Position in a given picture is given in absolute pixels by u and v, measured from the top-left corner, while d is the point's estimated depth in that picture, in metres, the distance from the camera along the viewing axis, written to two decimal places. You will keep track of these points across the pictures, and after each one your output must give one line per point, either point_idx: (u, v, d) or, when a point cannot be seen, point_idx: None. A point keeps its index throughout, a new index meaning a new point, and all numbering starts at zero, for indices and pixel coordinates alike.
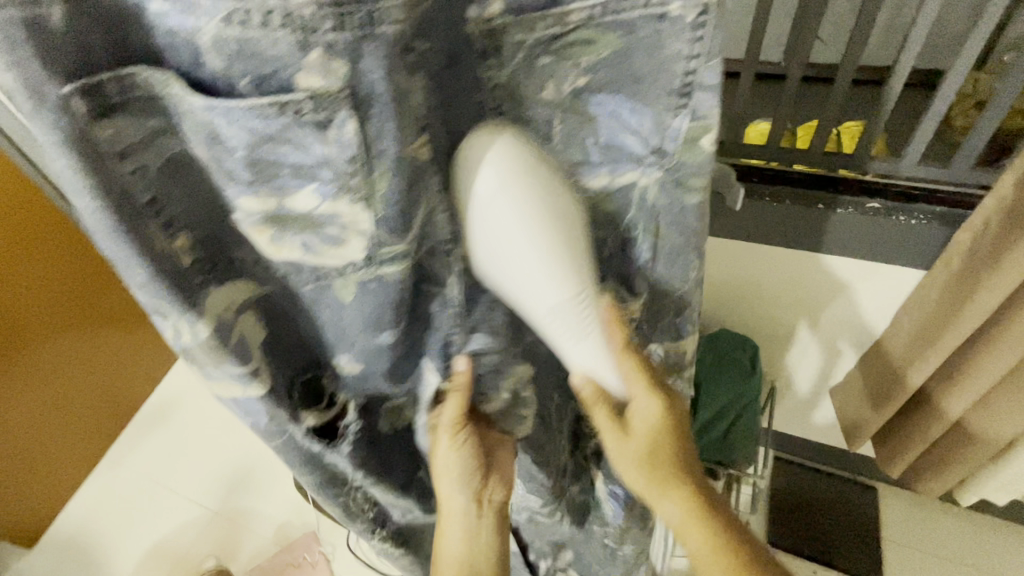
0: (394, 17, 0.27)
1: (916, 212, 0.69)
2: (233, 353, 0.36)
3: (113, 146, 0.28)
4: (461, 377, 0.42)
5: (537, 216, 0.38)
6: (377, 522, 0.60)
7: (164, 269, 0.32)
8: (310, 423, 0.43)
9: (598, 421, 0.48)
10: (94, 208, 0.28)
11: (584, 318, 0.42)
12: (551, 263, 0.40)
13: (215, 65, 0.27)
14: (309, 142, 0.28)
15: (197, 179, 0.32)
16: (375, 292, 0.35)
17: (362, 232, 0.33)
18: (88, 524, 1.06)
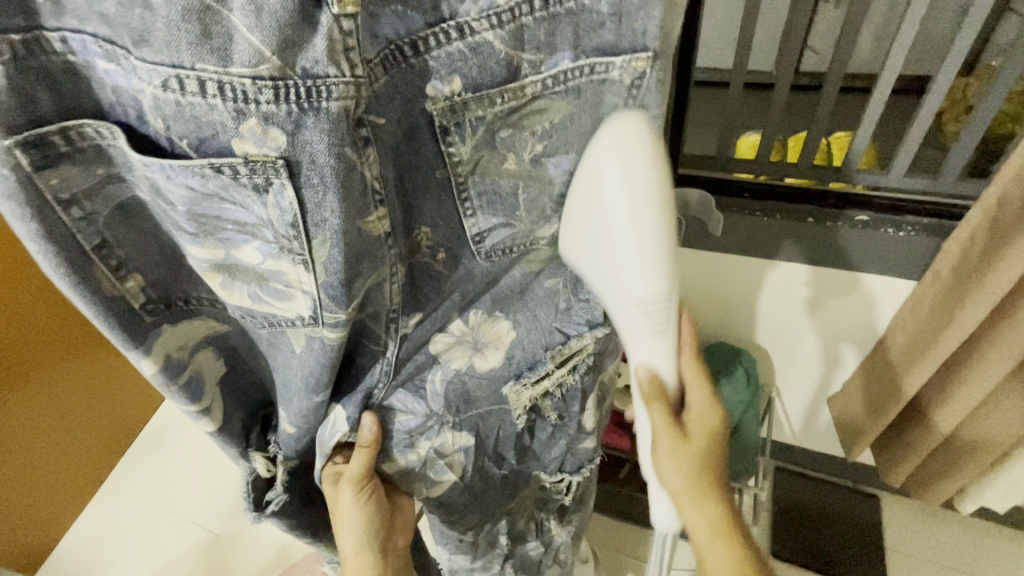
0: (339, 93, 0.29)
1: (905, 224, 0.79)
2: (182, 391, 0.42)
3: (62, 192, 0.30)
4: (371, 432, 0.50)
5: (652, 211, 0.43)
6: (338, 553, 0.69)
7: (115, 311, 0.35)
8: (256, 467, 0.52)
9: (656, 415, 0.51)
10: (41, 253, 0.31)
11: (664, 317, 0.47)
12: (646, 264, 0.44)
13: (157, 125, 0.29)
14: (249, 202, 0.32)
15: (153, 225, 0.36)
16: (319, 352, 0.40)
17: (305, 290, 0.36)
18: (90, 541, 1.17)
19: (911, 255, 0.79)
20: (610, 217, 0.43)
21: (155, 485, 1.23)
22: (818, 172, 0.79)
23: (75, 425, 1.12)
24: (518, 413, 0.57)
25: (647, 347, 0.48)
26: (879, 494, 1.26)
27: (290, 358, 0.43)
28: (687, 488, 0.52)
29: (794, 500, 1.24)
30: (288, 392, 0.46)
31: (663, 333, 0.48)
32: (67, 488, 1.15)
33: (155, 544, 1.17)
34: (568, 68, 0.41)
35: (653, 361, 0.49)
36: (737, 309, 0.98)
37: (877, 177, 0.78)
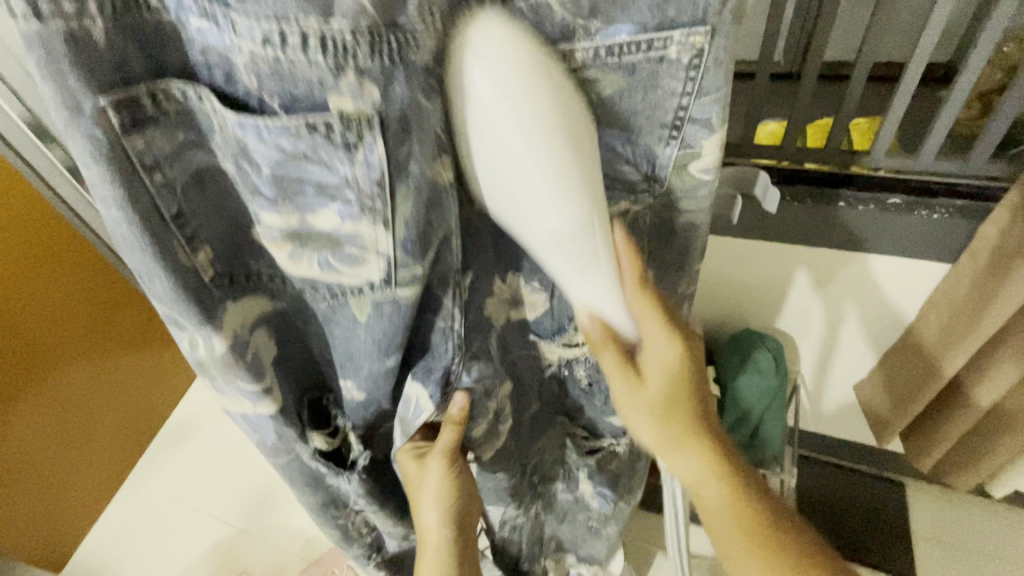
0: (423, 45, 0.30)
1: (938, 207, 0.75)
2: (246, 369, 0.42)
3: (143, 157, 0.30)
4: (460, 407, 0.50)
5: (542, 120, 0.35)
6: (373, 548, 0.73)
7: (188, 281, 0.35)
8: (316, 445, 0.53)
9: (606, 366, 0.47)
10: (124, 220, 0.31)
11: (592, 249, 0.39)
12: (554, 186, 0.36)
13: (248, 83, 0.29)
14: (336, 162, 0.31)
15: (227, 195, 0.35)
16: (389, 315, 0.39)
17: (380, 254, 0.36)
18: (120, 537, 1.19)
19: (944, 237, 0.77)
20: (495, 136, 0.35)
21: (179, 483, 1.24)
22: (846, 158, 0.76)
23: (97, 418, 1.17)
24: (550, 363, 0.60)
25: (581, 288, 0.41)
26: (907, 481, 1.24)
27: (353, 329, 0.42)
28: (659, 429, 0.50)
29: (822, 488, 1.23)
30: (353, 357, 0.45)
31: (594, 270, 0.40)
32: (92, 481, 1.18)
33: (181, 542, 1.17)
34: (625, 43, 0.39)
35: (595, 302, 0.43)
36: (760, 294, 0.98)
37: (905, 160, 0.74)
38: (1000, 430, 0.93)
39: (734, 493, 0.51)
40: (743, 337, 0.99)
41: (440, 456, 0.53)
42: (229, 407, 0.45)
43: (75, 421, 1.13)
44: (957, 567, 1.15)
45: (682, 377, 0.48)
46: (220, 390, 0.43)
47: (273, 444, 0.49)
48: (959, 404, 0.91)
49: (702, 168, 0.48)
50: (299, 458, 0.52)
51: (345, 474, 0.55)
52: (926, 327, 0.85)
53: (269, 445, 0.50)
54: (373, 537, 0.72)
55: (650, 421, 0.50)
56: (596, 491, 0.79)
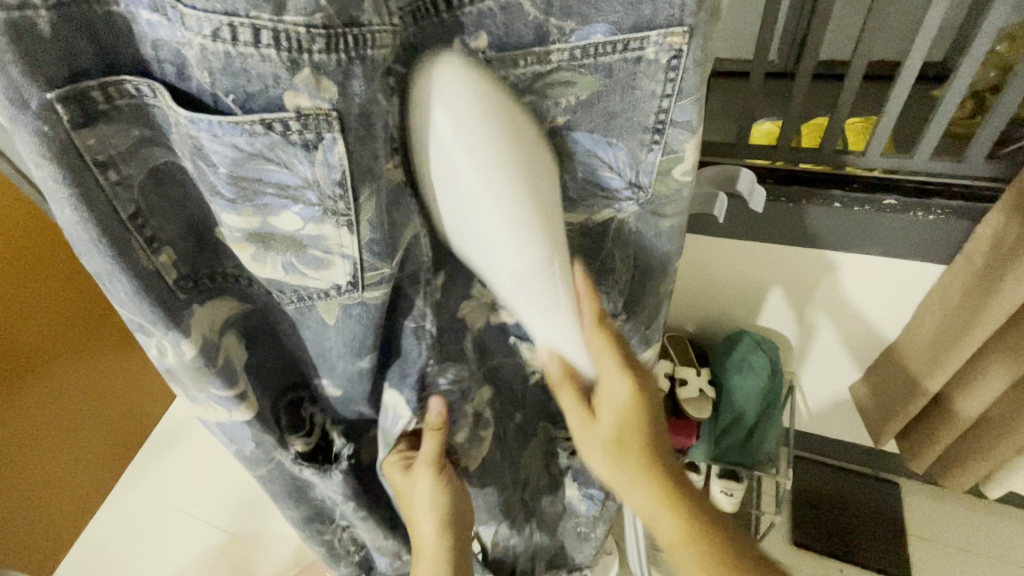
0: (381, 41, 0.30)
1: (935, 207, 0.74)
2: (218, 375, 0.40)
3: (96, 155, 0.29)
4: (437, 415, 0.48)
5: (500, 174, 0.37)
6: (363, 566, 0.71)
7: (149, 285, 0.34)
8: (297, 448, 0.51)
9: (565, 402, 0.49)
10: (78, 220, 0.30)
11: (551, 290, 0.43)
12: (514, 224, 0.38)
13: (202, 79, 0.28)
14: (295, 162, 0.31)
15: (188, 189, 0.34)
16: (358, 316, 0.39)
17: (346, 255, 0.35)
18: (107, 545, 1.17)
19: (937, 238, 0.76)
20: (455, 178, 0.37)
21: (170, 489, 1.22)
22: (836, 157, 0.75)
23: (85, 424, 1.16)
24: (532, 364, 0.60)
25: (539, 314, 0.44)
26: (901, 481, 1.24)
27: (323, 331, 0.41)
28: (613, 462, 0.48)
29: (816, 488, 1.22)
30: (327, 355, 0.44)
31: (551, 300, 0.43)
32: (81, 485, 1.16)
33: (171, 549, 1.15)
34: (601, 43, 0.38)
35: (554, 341, 0.47)
36: (754, 296, 0.97)
37: (900, 159, 0.74)
38: (994, 431, 0.92)
39: (698, 541, 0.45)
40: (733, 338, 0.99)
41: (424, 463, 0.49)
42: (204, 416, 0.44)
43: (60, 423, 1.11)
44: (954, 568, 1.14)
45: (637, 408, 0.48)
46: (192, 396, 0.42)
47: (251, 454, 0.48)
48: (954, 406, 0.90)
49: (683, 172, 0.47)
50: (281, 466, 0.51)
51: (325, 473, 0.52)
52: (922, 332, 0.85)
53: (248, 455, 0.49)
54: (362, 556, 0.71)
55: (603, 452, 0.49)
56: (583, 492, 0.77)
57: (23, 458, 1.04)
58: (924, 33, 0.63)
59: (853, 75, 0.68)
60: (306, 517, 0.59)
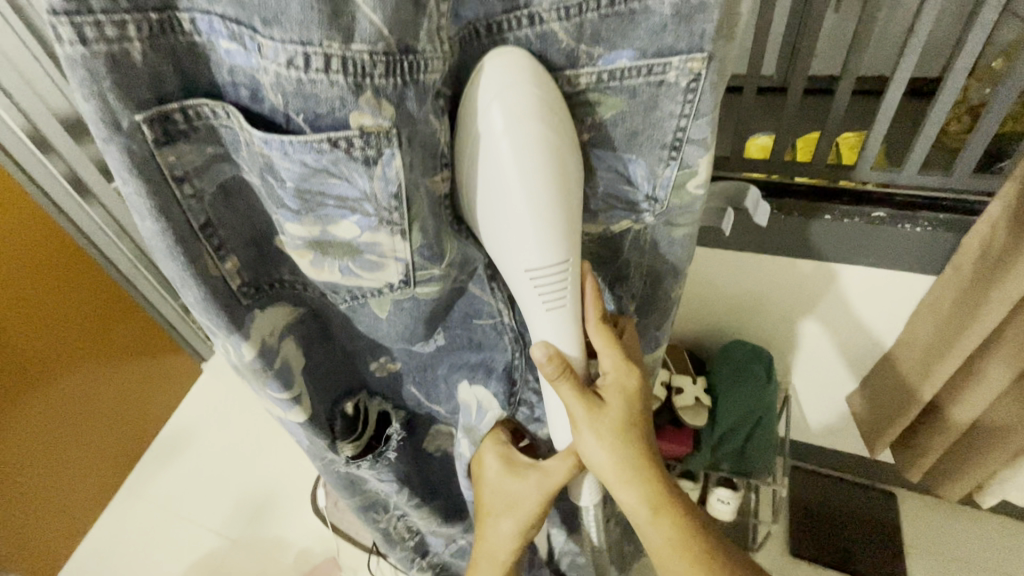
0: (433, 68, 0.33)
1: (920, 219, 0.78)
2: (275, 377, 0.43)
3: (174, 169, 0.32)
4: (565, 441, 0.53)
5: (537, 172, 0.39)
6: (417, 551, 0.75)
7: (217, 289, 0.37)
8: (348, 452, 0.54)
9: (564, 395, 0.48)
10: (157, 230, 0.33)
11: (561, 287, 0.44)
12: (538, 217, 0.40)
13: (275, 101, 0.31)
14: (355, 176, 0.33)
15: (253, 204, 0.37)
16: (409, 309, 0.43)
17: (398, 258, 0.38)
18: (111, 548, 1.18)
19: (926, 246, 0.79)
20: (497, 171, 0.39)
21: (178, 490, 1.24)
22: (829, 171, 0.79)
23: (94, 429, 1.18)
24: None
25: (545, 321, 0.45)
26: (895, 489, 1.26)
27: (375, 324, 0.44)
28: (616, 459, 0.49)
29: (810, 497, 1.25)
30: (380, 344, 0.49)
31: (559, 304, 0.44)
32: (86, 489, 1.18)
33: (176, 553, 1.16)
34: (626, 67, 0.42)
35: (557, 336, 0.46)
36: (758, 307, 1.00)
37: (891, 174, 0.77)
38: (989, 440, 0.94)
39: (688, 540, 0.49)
40: (731, 346, 1.04)
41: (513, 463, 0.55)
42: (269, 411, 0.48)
43: (77, 427, 1.14)
44: None
45: (639, 401, 0.50)
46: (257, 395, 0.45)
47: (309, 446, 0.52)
48: (945, 416, 0.94)
49: (696, 185, 0.50)
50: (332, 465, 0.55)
51: (379, 458, 0.55)
52: (915, 343, 0.88)
53: (306, 447, 0.52)
54: (416, 540, 0.74)
55: (609, 447, 0.49)
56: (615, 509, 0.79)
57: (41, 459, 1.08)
58: (909, 54, 0.67)
59: (843, 89, 0.72)
60: (360, 506, 0.63)
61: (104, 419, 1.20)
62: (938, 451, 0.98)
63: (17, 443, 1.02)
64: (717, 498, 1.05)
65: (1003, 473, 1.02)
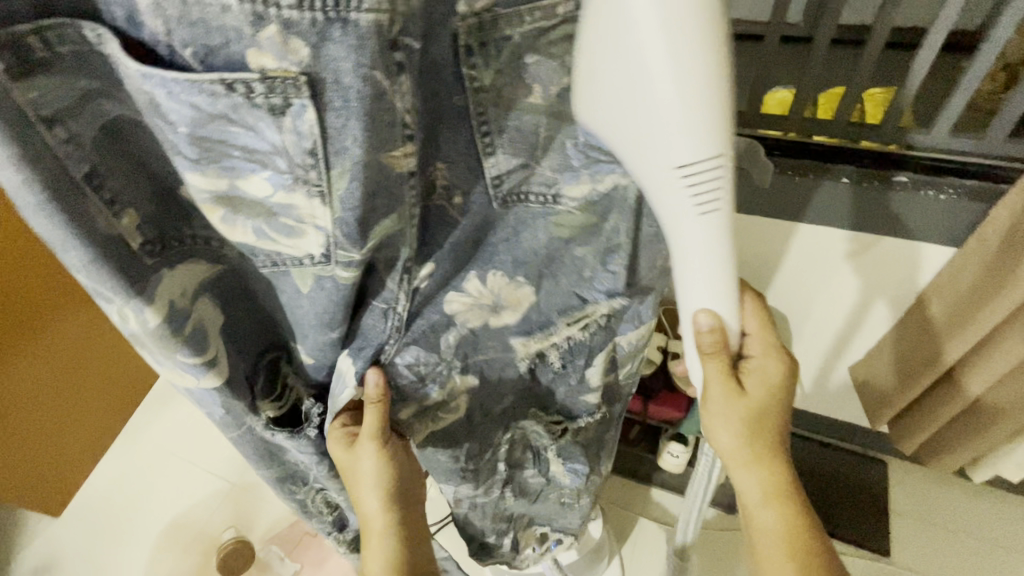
0: (371, 5, 0.27)
1: (945, 186, 0.71)
2: (185, 344, 0.38)
3: (39, 110, 0.27)
4: (375, 387, 0.46)
5: (697, 56, 0.34)
6: (336, 525, 0.67)
7: (111, 252, 0.32)
8: (266, 415, 0.49)
9: (713, 373, 0.53)
10: (20, 182, 0.28)
11: (715, 186, 0.40)
12: (695, 108, 0.36)
13: (156, 28, 0.27)
14: (261, 126, 0.30)
15: (149, 150, 0.33)
16: (330, 291, 0.39)
17: (318, 227, 0.35)
18: (111, 489, 1.23)
19: (948, 220, 0.74)
20: (643, 62, 0.35)
21: (176, 435, 1.29)
22: (851, 130, 0.73)
23: (93, 383, 1.16)
24: (523, 357, 0.59)
25: (695, 228, 0.42)
26: (886, 459, 1.25)
27: (296, 298, 0.41)
28: (740, 438, 0.57)
29: (800, 464, 1.23)
30: (301, 328, 0.44)
31: (716, 203, 0.41)
32: (85, 437, 1.20)
33: (173, 491, 1.22)
34: None
35: (697, 248, 0.44)
36: (760, 273, 0.94)
37: (914, 134, 0.71)
38: (992, 418, 0.91)
39: (797, 510, 0.57)
40: None
41: (365, 438, 0.49)
42: (170, 381, 0.41)
43: (76, 385, 1.12)
44: (932, 546, 1.16)
45: (774, 393, 0.57)
46: (155, 361, 0.39)
47: (220, 417, 0.45)
48: (948, 391, 0.91)
49: None
50: (251, 431, 0.49)
51: (297, 435, 0.51)
52: (930, 316, 0.84)
53: (218, 419, 0.46)
54: (337, 514, 0.66)
55: (736, 432, 0.57)
56: (568, 466, 0.73)
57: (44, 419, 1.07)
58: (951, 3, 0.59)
59: (873, 42, 0.64)
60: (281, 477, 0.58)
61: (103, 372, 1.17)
62: (937, 424, 0.97)
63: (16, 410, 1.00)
64: (669, 453, 1.02)
65: (1002, 452, 1.00)
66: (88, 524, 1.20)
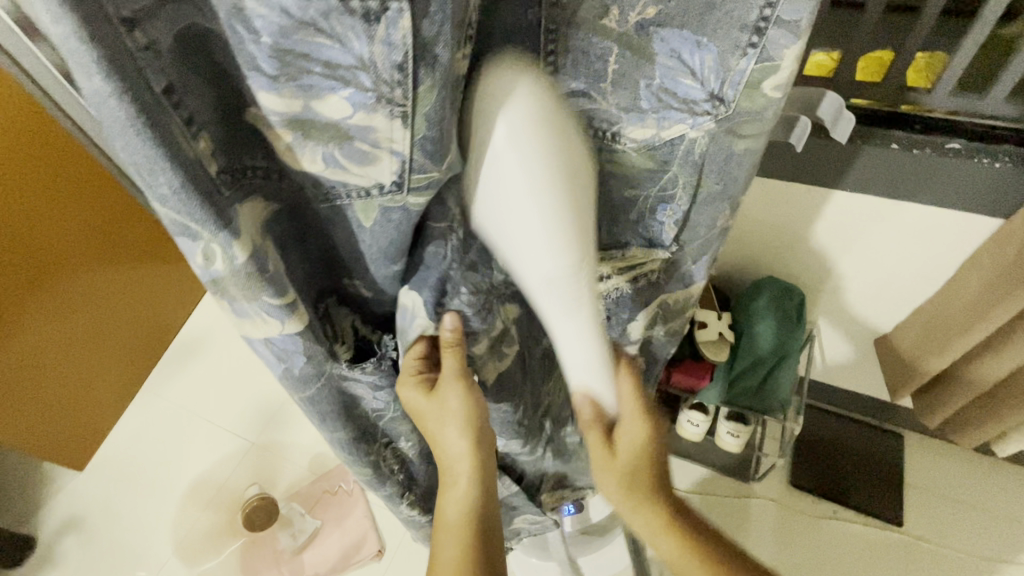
0: None
1: (1000, 154, 0.67)
2: (270, 284, 0.34)
3: (119, 9, 0.24)
4: (451, 331, 0.45)
5: (548, 180, 0.36)
6: (405, 485, 0.62)
7: (195, 179, 0.28)
8: (343, 356, 0.45)
9: (590, 439, 0.52)
10: (110, 95, 0.24)
11: (576, 292, 0.42)
12: (551, 229, 0.37)
13: None
14: (351, 37, 0.26)
15: (225, 66, 0.29)
16: (397, 223, 0.35)
17: (394, 151, 0.31)
18: (134, 446, 1.25)
19: (1001, 191, 0.69)
20: (501, 183, 0.36)
21: (195, 393, 1.30)
22: (900, 94, 0.69)
23: (114, 334, 1.17)
24: None
25: (568, 320, 0.43)
26: (904, 433, 1.23)
27: (355, 234, 0.37)
28: (626, 496, 0.52)
29: (821, 436, 1.21)
30: (359, 255, 0.40)
31: (578, 303, 0.42)
32: (109, 390, 1.20)
33: (194, 451, 1.23)
34: None
35: (572, 345, 0.46)
36: (795, 240, 0.91)
37: (968, 100, 0.67)
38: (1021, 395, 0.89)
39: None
40: (760, 283, 0.96)
41: (448, 376, 0.45)
42: (247, 333, 0.37)
43: (96, 335, 1.12)
44: (949, 521, 1.14)
45: (653, 452, 0.52)
46: (235, 309, 0.35)
47: (302, 371, 0.41)
48: (972, 365, 0.88)
49: (774, 87, 0.40)
50: (330, 385, 0.44)
51: (383, 360, 0.47)
52: (962, 291, 0.81)
53: (296, 373, 0.41)
54: (405, 472, 0.62)
55: (616, 492, 0.52)
56: None
57: (69, 366, 1.08)
58: None
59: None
60: (355, 437, 0.52)
61: (119, 325, 1.18)
62: (958, 401, 0.94)
63: (45, 352, 1.01)
64: (689, 421, 1.04)
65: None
66: (114, 480, 1.21)
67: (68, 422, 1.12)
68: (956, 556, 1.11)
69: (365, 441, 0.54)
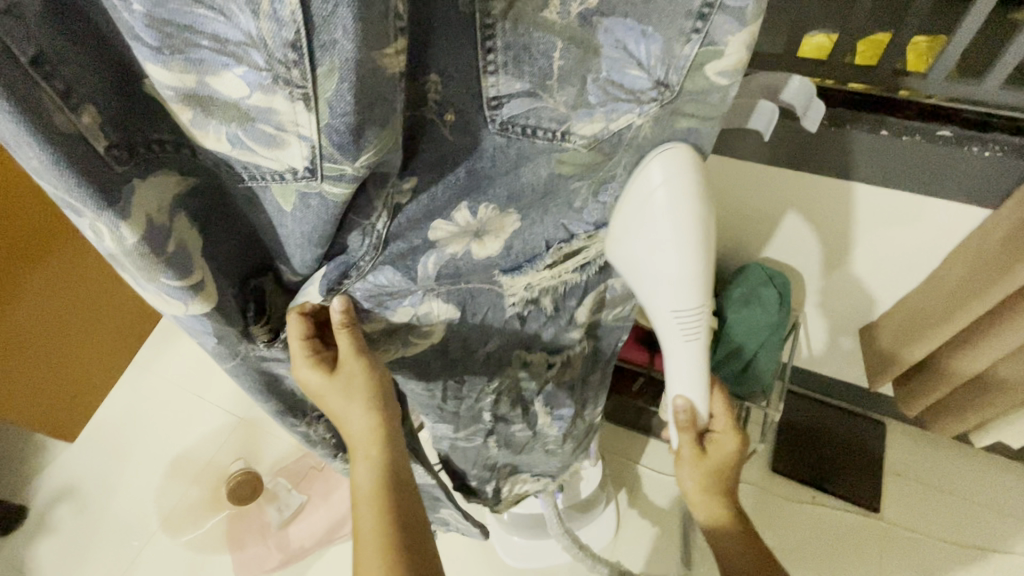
0: None
1: (990, 142, 0.65)
2: (168, 266, 0.34)
3: None
4: (341, 313, 0.44)
5: (694, 235, 0.44)
6: (340, 448, 0.61)
7: (74, 153, 0.29)
8: (262, 338, 0.45)
9: (680, 443, 0.55)
10: None
11: (694, 326, 0.49)
12: (689, 272, 0.45)
13: None
14: (234, 11, 0.26)
15: (109, 39, 0.28)
16: (317, 210, 0.34)
17: (302, 137, 0.30)
18: (121, 423, 1.26)
19: (989, 180, 0.67)
20: (654, 234, 0.44)
21: (185, 370, 1.30)
22: (894, 79, 0.67)
23: (86, 325, 1.08)
24: (513, 298, 0.54)
25: (684, 351, 0.50)
26: (886, 421, 1.23)
27: (279, 219, 0.37)
28: (701, 488, 0.58)
29: (803, 422, 1.22)
30: (282, 243, 0.39)
31: (697, 336, 0.49)
32: (98, 372, 1.18)
33: (182, 425, 1.25)
34: None
35: (683, 373, 0.51)
36: (775, 227, 0.89)
37: (967, 87, 0.65)
38: (1002, 388, 0.89)
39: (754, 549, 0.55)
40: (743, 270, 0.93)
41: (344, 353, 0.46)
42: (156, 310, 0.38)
43: (62, 336, 1.03)
44: (926, 508, 1.15)
45: (736, 458, 0.57)
46: (137, 283, 0.35)
47: (214, 348, 0.42)
48: (950, 355, 0.88)
49: (717, 70, 0.40)
50: (246, 360, 0.45)
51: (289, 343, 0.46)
52: (945, 282, 0.80)
53: (211, 348, 0.42)
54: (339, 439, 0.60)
55: (693, 481, 0.57)
56: (554, 413, 0.68)
57: (48, 370, 1.03)
58: None
59: None
60: (283, 411, 0.53)
61: (93, 313, 1.09)
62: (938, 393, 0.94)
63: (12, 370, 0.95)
64: None
65: (1002, 421, 0.98)
66: (101, 452, 1.23)
67: (60, 408, 1.12)
68: (934, 542, 1.12)
69: (293, 414, 0.54)
